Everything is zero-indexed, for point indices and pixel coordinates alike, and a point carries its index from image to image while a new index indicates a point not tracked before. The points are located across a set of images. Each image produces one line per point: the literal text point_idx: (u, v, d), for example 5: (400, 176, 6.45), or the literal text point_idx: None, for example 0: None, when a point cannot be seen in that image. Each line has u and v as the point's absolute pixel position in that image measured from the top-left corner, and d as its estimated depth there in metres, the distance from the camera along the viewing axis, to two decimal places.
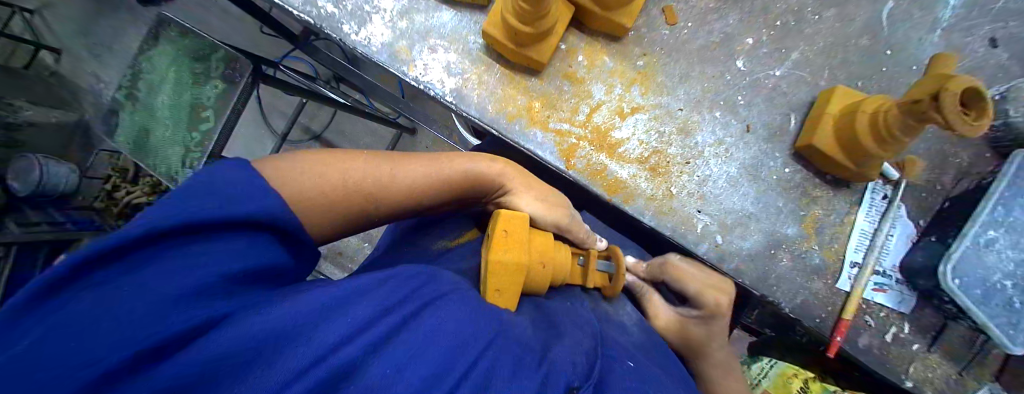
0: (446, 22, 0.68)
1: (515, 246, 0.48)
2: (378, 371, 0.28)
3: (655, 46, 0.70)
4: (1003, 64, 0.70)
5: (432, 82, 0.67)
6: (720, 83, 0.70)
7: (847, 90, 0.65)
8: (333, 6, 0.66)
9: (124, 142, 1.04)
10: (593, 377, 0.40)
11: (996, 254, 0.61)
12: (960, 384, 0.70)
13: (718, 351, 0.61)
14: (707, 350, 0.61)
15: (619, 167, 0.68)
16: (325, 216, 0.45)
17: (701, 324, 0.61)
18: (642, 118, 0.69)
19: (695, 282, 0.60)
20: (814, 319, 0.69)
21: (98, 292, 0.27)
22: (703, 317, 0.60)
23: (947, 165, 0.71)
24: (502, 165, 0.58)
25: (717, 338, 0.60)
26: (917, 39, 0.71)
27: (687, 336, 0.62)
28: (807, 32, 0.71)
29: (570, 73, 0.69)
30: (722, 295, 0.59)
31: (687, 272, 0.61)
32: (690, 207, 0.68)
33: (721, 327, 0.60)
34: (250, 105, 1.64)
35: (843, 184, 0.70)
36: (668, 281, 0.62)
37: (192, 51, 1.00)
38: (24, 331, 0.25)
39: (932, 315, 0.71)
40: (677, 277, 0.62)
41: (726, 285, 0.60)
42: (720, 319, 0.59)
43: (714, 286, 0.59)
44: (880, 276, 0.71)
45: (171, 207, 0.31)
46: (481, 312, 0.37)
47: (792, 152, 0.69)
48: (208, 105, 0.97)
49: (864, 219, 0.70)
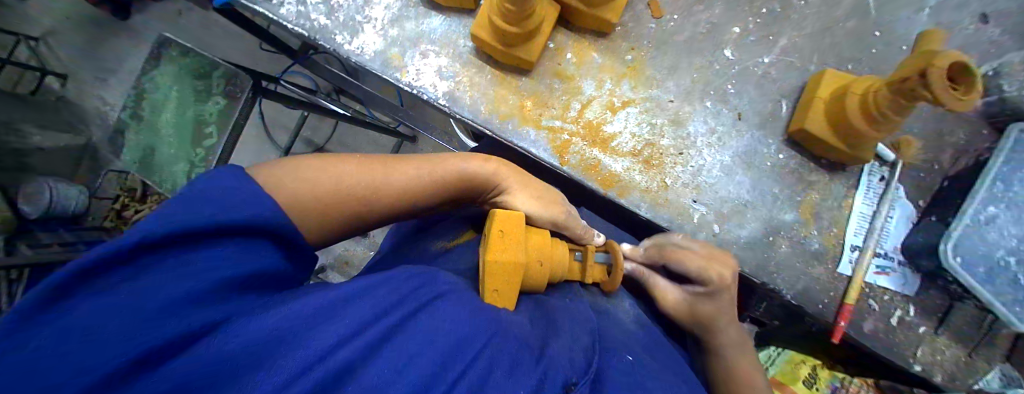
0: (436, 27, 0.69)
1: (511, 245, 0.48)
2: (376, 371, 0.29)
3: (642, 40, 0.70)
4: (994, 40, 0.70)
5: (424, 86, 0.68)
6: (710, 73, 0.70)
7: (836, 73, 0.65)
8: (325, 18, 0.67)
9: (131, 162, 1.08)
10: (591, 372, 0.40)
11: (997, 231, 0.61)
12: (971, 366, 0.69)
13: (730, 328, 0.59)
14: (719, 329, 0.59)
15: (613, 161, 0.68)
16: (318, 221, 0.45)
17: (708, 299, 0.59)
18: (633, 112, 0.69)
19: (696, 259, 0.58)
20: (816, 305, 0.69)
21: (97, 302, 0.27)
22: (707, 291, 0.58)
23: (944, 143, 0.71)
24: (495, 165, 0.58)
25: (726, 311, 0.58)
26: (905, 18, 0.71)
27: (695, 313, 0.60)
28: (794, 18, 0.71)
29: (560, 71, 0.70)
30: (725, 268, 0.57)
31: (683, 254, 0.60)
32: (686, 198, 0.69)
33: (728, 300, 0.58)
34: (252, 120, 1.67)
35: (838, 168, 0.70)
36: (666, 263, 0.60)
37: (193, 69, 1.02)
38: (19, 340, 0.25)
39: (937, 296, 0.70)
40: (674, 256, 0.60)
41: (727, 258, 0.59)
42: (725, 293, 0.57)
43: (717, 258, 0.58)
44: (882, 258, 0.70)
45: (170, 215, 0.31)
46: (479, 310, 0.38)
47: (785, 138, 0.70)
48: (210, 121, 0.99)
49: (862, 202, 0.70)
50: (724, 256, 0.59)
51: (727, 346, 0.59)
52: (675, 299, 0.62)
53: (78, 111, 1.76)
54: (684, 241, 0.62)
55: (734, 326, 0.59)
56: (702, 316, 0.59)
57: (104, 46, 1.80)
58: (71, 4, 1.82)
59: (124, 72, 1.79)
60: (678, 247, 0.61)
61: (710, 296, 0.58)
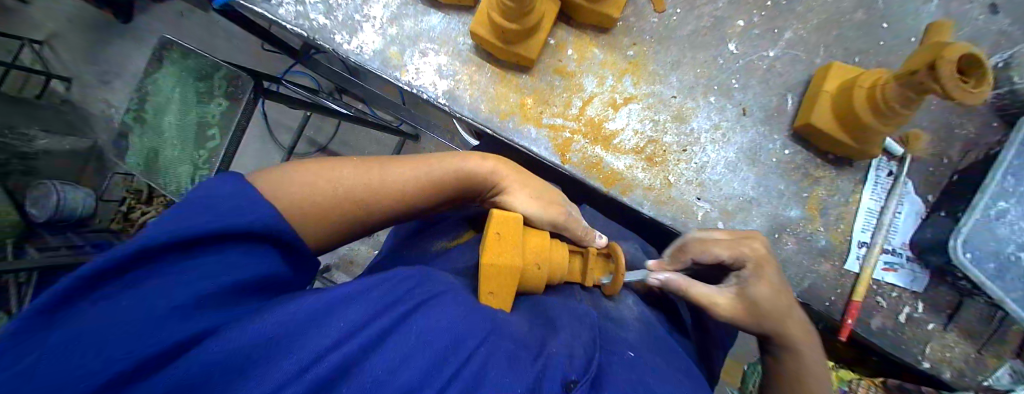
0: (435, 25, 0.69)
1: (508, 249, 0.48)
2: (371, 372, 0.29)
3: (643, 35, 0.70)
4: (1005, 30, 0.68)
5: (424, 85, 0.67)
6: (713, 68, 0.69)
7: (843, 67, 0.64)
8: (324, 18, 0.67)
9: (134, 163, 1.09)
10: (591, 371, 0.39)
11: (1009, 226, 0.60)
12: (981, 363, 0.68)
13: (792, 316, 0.55)
14: (783, 320, 0.54)
15: (615, 158, 0.68)
16: (320, 226, 0.46)
17: (759, 281, 0.55)
18: (635, 109, 0.68)
19: (723, 245, 0.57)
20: (823, 303, 0.68)
21: (99, 309, 0.27)
22: (754, 272, 0.55)
23: (954, 137, 0.70)
24: (493, 163, 0.58)
25: (779, 293, 0.55)
26: (914, 8, 0.69)
27: (756, 305, 0.54)
28: (799, 11, 0.70)
29: (560, 68, 0.69)
30: (756, 243, 0.57)
31: (711, 241, 0.58)
32: (689, 195, 0.68)
33: (776, 277, 0.56)
34: (255, 120, 1.68)
35: (846, 163, 0.69)
36: (697, 256, 0.57)
37: (195, 71, 1.02)
38: (23, 347, 0.25)
39: (947, 292, 0.69)
40: (702, 250, 0.58)
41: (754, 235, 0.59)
42: (767, 269, 0.56)
43: (745, 238, 0.58)
44: (890, 254, 0.69)
45: (172, 222, 0.31)
46: (474, 309, 0.38)
47: (791, 133, 0.69)
48: (212, 123, 0.99)
49: (870, 198, 0.68)
50: (749, 233, 0.60)
51: (797, 338, 0.55)
52: (726, 298, 0.56)
53: (83, 114, 1.77)
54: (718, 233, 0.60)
55: (796, 314, 0.56)
56: (763, 304, 0.54)
57: (108, 49, 1.81)
58: (72, 6, 1.82)
59: (128, 75, 1.80)
60: (703, 237, 0.59)
61: (758, 277, 0.55)
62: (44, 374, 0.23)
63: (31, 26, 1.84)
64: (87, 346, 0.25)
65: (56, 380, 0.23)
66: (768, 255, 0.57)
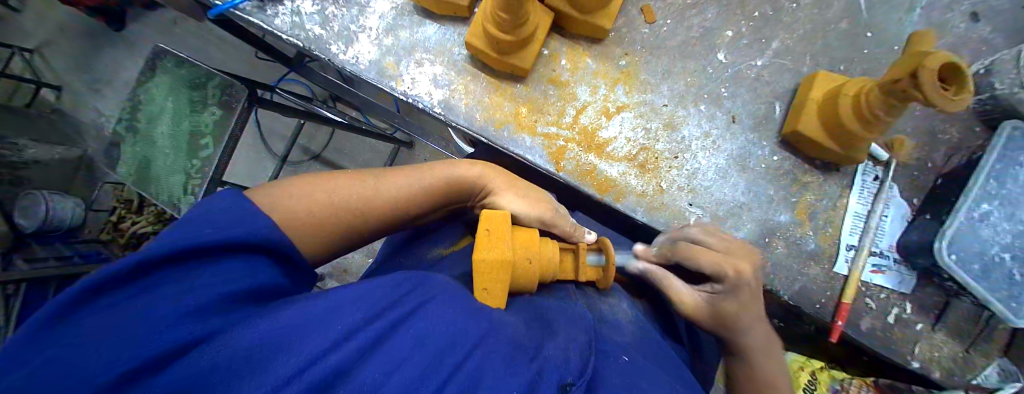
0: (430, 35, 0.70)
1: (497, 243, 0.49)
2: (367, 376, 0.29)
3: (635, 45, 0.71)
4: (985, 38, 0.71)
5: (420, 95, 0.68)
6: (702, 77, 0.71)
7: (828, 76, 0.66)
8: (320, 28, 0.68)
9: (125, 173, 1.08)
10: (587, 374, 0.40)
11: (992, 227, 0.61)
12: (969, 362, 0.70)
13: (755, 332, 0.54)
14: (742, 332, 0.54)
15: (608, 165, 0.69)
16: (317, 237, 0.45)
17: (732, 295, 0.53)
18: (628, 117, 0.70)
19: (710, 255, 0.54)
20: (814, 305, 0.69)
21: (99, 320, 0.27)
22: (729, 288, 0.53)
23: (937, 142, 0.72)
24: (481, 168, 0.60)
25: (749, 308, 0.53)
26: (896, 18, 0.72)
27: (718, 315, 0.55)
28: (785, 21, 0.72)
29: (554, 77, 0.70)
30: (745, 259, 0.54)
31: (701, 251, 0.55)
32: (681, 201, 0.69)
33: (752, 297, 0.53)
34: (249, 128, 1.67)
35: (832, 168, 0.71)
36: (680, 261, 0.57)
37: (189, 80, 1.02)
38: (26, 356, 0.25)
39: (933, 293, 0.71)
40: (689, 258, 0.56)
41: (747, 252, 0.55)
42: (747, 288, 0.52)
43: (734, 251, 0.55)
44: (878, 257, 0.71)
45: (172, 234, 0.32)
46: (471, 311, 0.38)
47: (779, 140, 0.70)
48: (205, 132, 0.99)
49: (857, 202, 0.70)
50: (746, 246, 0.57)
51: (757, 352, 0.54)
52: (694, 301, 0.57)
53: (74, 123, 1.76)
54: (703, 236, 0.57)
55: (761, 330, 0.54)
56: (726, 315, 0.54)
57: (99, 57, 1.80)
58: (63, 15, 1.81)
59: (120, 84, 1.79)
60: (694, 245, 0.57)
61: (733, 292, 0.53)
62: (51, 375, 0.23)
63: (22, 35, 1.83)
64: (95, 347, 0.25)
65: (59, 383, 0.23)
66: (754, 274, 0.53)
